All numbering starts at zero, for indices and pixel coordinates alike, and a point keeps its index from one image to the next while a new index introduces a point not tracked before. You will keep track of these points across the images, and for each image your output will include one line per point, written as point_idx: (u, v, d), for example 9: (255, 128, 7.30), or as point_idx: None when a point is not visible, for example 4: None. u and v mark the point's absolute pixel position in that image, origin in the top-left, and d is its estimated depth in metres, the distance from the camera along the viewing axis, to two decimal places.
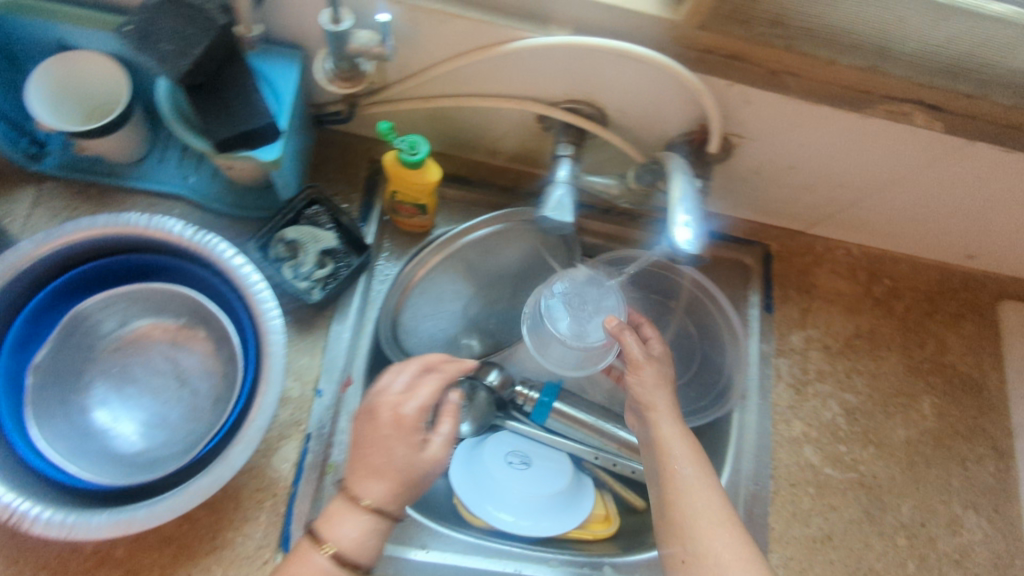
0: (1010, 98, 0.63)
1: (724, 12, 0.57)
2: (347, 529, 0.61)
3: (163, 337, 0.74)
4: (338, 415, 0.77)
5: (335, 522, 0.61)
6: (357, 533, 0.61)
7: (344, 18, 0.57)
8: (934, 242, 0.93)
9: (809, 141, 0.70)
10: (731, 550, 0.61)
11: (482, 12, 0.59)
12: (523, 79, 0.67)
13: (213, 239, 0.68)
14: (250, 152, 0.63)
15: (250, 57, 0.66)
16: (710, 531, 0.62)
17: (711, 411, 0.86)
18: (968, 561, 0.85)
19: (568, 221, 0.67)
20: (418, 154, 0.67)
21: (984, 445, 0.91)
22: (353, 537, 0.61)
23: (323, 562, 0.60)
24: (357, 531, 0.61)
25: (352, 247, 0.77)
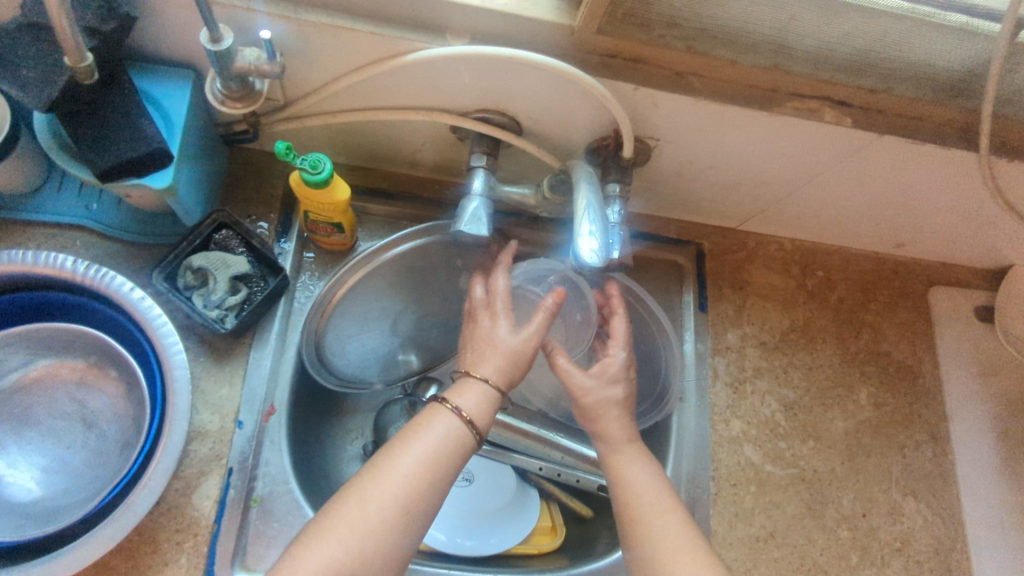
0: (913, 91, 0.63)
1: (620, 16, 0.57)
2: (465, 396, 0.62)
3: (71, 377, 0.70)
4: (261, 445, 0.74)
5: (455, 389, 0.63)
6: (476, 400, 0.62)
7: (224, 37, 0.54)
8: (863, 233, 0.93)
9: (724, 142, 0.70)
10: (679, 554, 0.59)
11: (373, 25, 0.57)
12: (427, 90, 0.65)
13: (110, 274, 0.65)
14: (139, 179, 0.60)
15: (136, 78, 0.62)
16: (641, 539, 0.61)
17: (651, 415, 0.86)
18: (910, 549, 0.85)
19: (483, 233, 0.66)
20: (322, 173, 0.64)
21: (922, 431, 0.91)
22: (480, 395, 0.62)
23: (453, 418, 0.61)
24: (475, 396, 0.62)
25: (268, 270, 0.74)
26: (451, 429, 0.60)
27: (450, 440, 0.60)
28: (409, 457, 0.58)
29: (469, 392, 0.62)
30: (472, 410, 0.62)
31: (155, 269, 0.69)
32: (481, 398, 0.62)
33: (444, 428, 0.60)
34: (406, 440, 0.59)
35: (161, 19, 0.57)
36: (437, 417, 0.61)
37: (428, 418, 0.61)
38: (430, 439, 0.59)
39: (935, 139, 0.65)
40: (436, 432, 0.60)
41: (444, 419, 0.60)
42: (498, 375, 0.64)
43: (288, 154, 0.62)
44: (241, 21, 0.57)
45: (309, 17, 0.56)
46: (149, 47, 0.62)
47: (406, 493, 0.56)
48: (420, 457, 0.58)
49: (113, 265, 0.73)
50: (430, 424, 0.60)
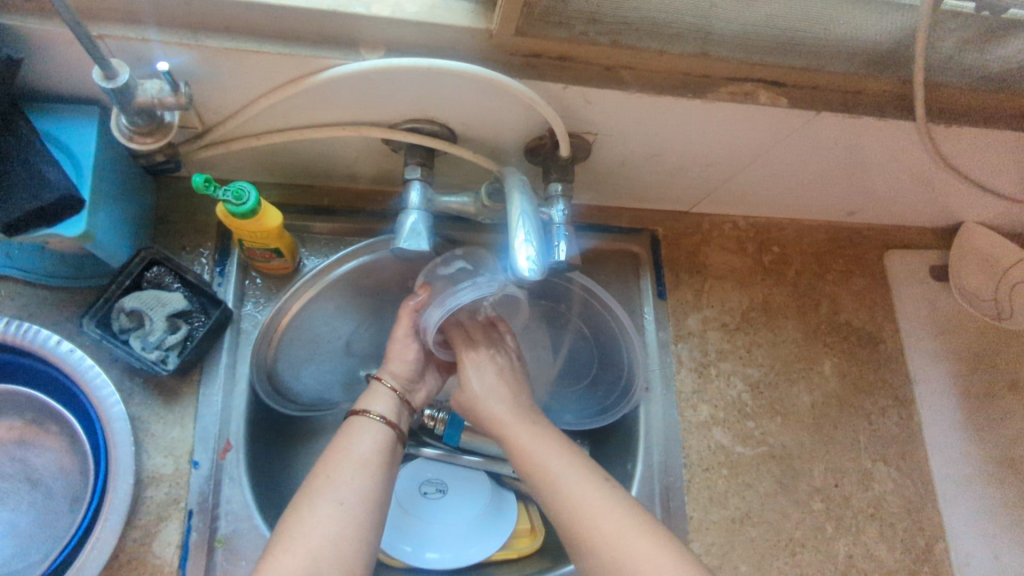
0: (845, 66, 0.62)
1: (537, 16, 0.54)
2: (377, 403, 0.69)
3: (9, 438, 0.67)
4: (220, 485, 0.69)
5: (368, 399, 0.70)
6: (388, 402, 0.70)
7: (120, 72, 0.51)
8: (816, 204, 0.92)
9: (662, 131, 0.68)
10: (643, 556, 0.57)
11: (281, 45, 0.54)
12: (350, 105, 0.62)
13: (35, 330, 0.64)
14: (51, 229, 0.57)
15: (38, 120, 0.59)
16: None
17: (618, 409, 0.83)
18: (882, 513, 0.85)
19: (424, 248, 0.63)
20: (247, 202, 0.62)
21: (887, 395, 0.91)
22: (391, 397, 0.70)
23: (375, 422, 0.66)
24: (388, 398, 0.70)
25: (208, 302, 0.71)
26: (375, 431, 0.65)
27: (378, 441, 0.64)
28: (344, 461, 0.61)
29: (380, 398, 0.70)
30: (386, 411, 0.68)
31: (84, 315, 0.65)
32: (390, 400, 0.70)
33: (369, 433, 0.65)
34: (334, 450, 0.63)
35: (53, 56, 0.54)
36: (359, 425, 0.66)
37: (351, 428, 0.65)
38: (358, 445, 0.63)
39: (872, 112, 0.64)
40: (363, 437, 0.64)
41: (368, 425, 0.66)
42: (398, 379, 0.73)
43: (207, 187, 0.59)
44: (139, 52, 0.54)
45: (210, 42, 0.53)
46: (49, 84, 0.58)
47: (352, 491, 0.59)
48: (355, 461, 0.61)
49: (41, 313, 0.69)
50: (354, 433, 0.65)
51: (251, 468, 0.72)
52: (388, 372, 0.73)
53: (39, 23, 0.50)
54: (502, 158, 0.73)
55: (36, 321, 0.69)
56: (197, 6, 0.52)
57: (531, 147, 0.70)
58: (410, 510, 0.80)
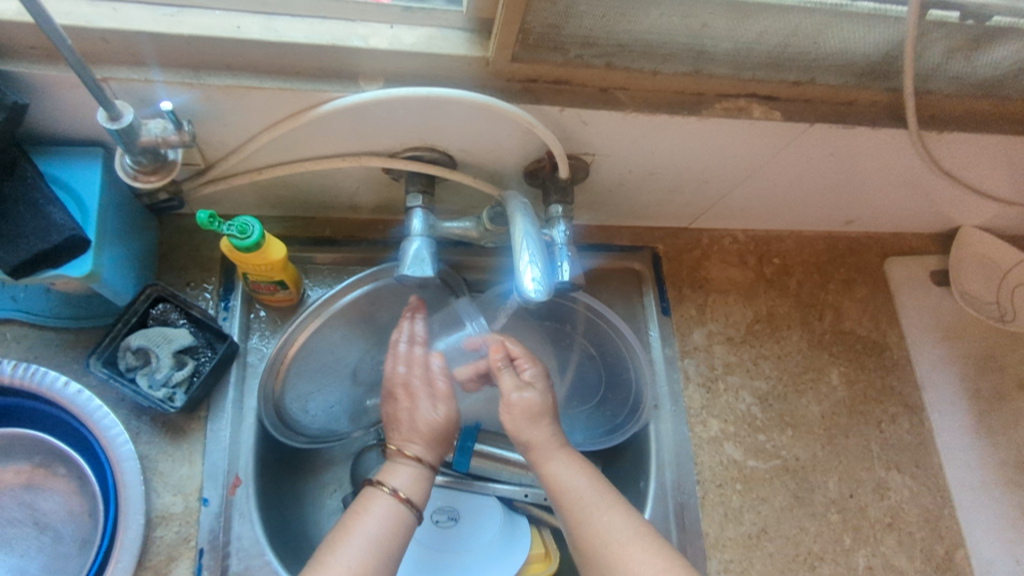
0: (836, 78, 0.63)
1: (531, 41, 0.55)
2: (400, 476, 0.64)
3: (16, 481, 0.67)
4: (230, 522, 0.68)
5: (392, 467, 0.65)
6: (410, 476, 0.65)
7: (124, 114, 0.51)
8: (815, 215, 0.93)
9: (659, 149, 0.69)
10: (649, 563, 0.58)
11: (281, 80, 0.55)
12: (350, 136, 0.63)
13: (44, 371, 0.64)
14: (57, 270, 0.57)
15: (43, 163, 0.60)
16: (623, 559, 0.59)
17: (628, 427, 0.82)
18: (900, 522, 0.84)
19: (429, 273, 0.64)
20: (251, 236, 0.63)
21: (896, 403, 0.91)
22: (418, 472, 0.65)
23: (391, 503, 0.62)
24: (413, 471, 0.65)
25: (214, 337, 0.71)
26: (390, 513, 0.62)
27: (392, 528, 0.61)
28: (355, 549, 0.58)
29: (405, 471, 0.65)
30: (407, 487, 0.64)
31: (90, 355, 0.64)
32: (415, 474, 0.65)
33: (384, 515, 0.61)
34: (343, 533, 0.59)
35: (57, 100, 0.54)
36: (375, 504, 0.62)
37: (366, 506, 0.62)
38: (371, 529, 0.60)
39: (865, 122, 0.65)
40: (376, 521, 0.61)
41: (382, 506, 0.62)
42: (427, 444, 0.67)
43: (212, 223, 0.59)
44: (142, 93, 0.55)
45: (212, 81, 0.54)
46: (53, 127, 0.59)
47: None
48: (367, 551, 0.58)
49: (46, 354, 0.69)
50: (366, 512, 0.61)
51: (261, 503, 0.71)
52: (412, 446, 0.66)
53: (46, 69, 0.51)
54: (501, 182, 0.74)
55: (42, 362, 0.69)
56: (198, 45, 0.53)
57: (530, 170, 0.70)
58: (421, 540, 0.79)
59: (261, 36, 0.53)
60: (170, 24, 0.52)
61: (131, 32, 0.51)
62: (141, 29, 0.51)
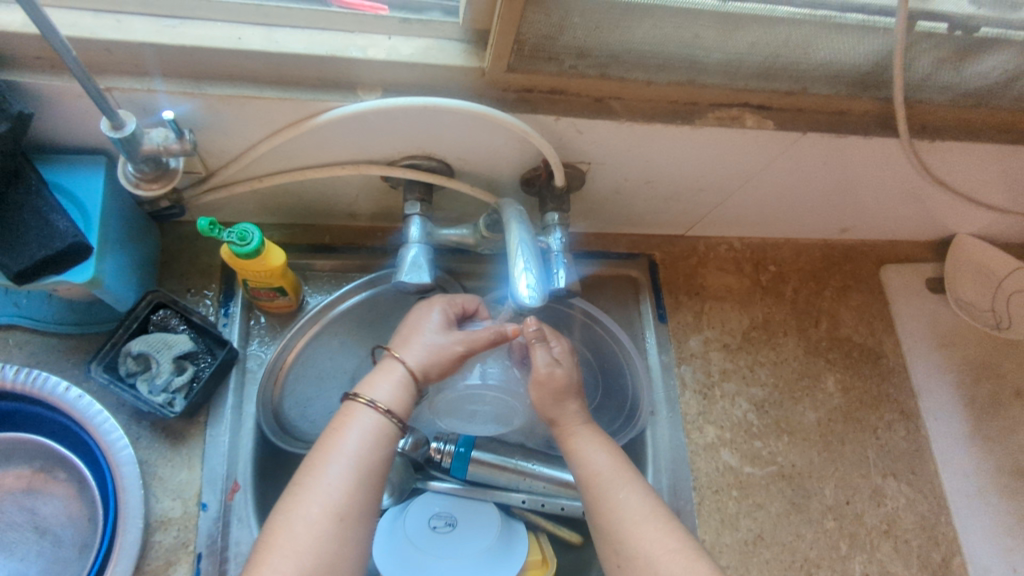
0: (828, 88, 0.64)
1: (526, 52, 0.56)
2: (381, 388, 0.64)
3: (16, 486, 0.67)
4: (229, 527, 0.68)
5: (374, 378, 0.65)
6: (394, 386, 0.64)
7: (127, 123, 0.52)
8: (811, 223, 0.94)
9: (654, 158, 0.70)
10: (660, 545, 0.59)
11: (282, 90, 0.56)
12: (350, 145, 0.64)
13: (45, 376, 0.65)
14: (59, 276, 0.58)
15: (47, 171, 0.61)
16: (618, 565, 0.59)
17: (627, 431, 0.82)
18: (896, 529, 0.84)
19: (426, 280, 0.64)
20: (251, 243, 0.64)
21: (892, 410, 0.91)
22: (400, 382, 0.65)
23: (374, 416, 0.62)
24: (397, 381, 0.65)
25: (213, 343, 0.71)
26: (373, 426, 0.61)
27: (374, 440, 0.61)
28: (338, 463, 0.58)
29: (389, 381, 0.65)
30: (391, 400, 0.64)
31: (92, 361, 0.65)
32: (400, 384, 0.65)
33: (366, 427, 0.61)
34: (324, 449, 0.59)
35: (61, 109, 0.56)
36: (356, 418, 0.62)
37: (346, 421, 0.61)
38: (352, 441, 0.60)
39: (856, 131, 0.66)
40: (358, 432, 0.61)
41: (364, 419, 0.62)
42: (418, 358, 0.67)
43: (212, 229, 0.60)
44: (145, 102, 0.56)
45: (214, 90, 0.55)
46: (57, 136, 0.60)
47: (349, 499, 0.57)
48: (352, 465, 0.58)
49: (48, 360, 0.70)
50: (347, 427, 0.61)
51: (259, 509, 0.71)
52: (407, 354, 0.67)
53: (51, 79, 0.52)
54: (498, 190, 0.75)
55: (43, 368, 0.70)
56: (200, 56, 0.54)
57: (526, 179, 0.71)
58: (417, 546, 0.79)
59: (262, 47, 0.54)
60: (173, 35, 0.53)
61: (135, 43, 0.52)
62: (145, 40, 0.52)
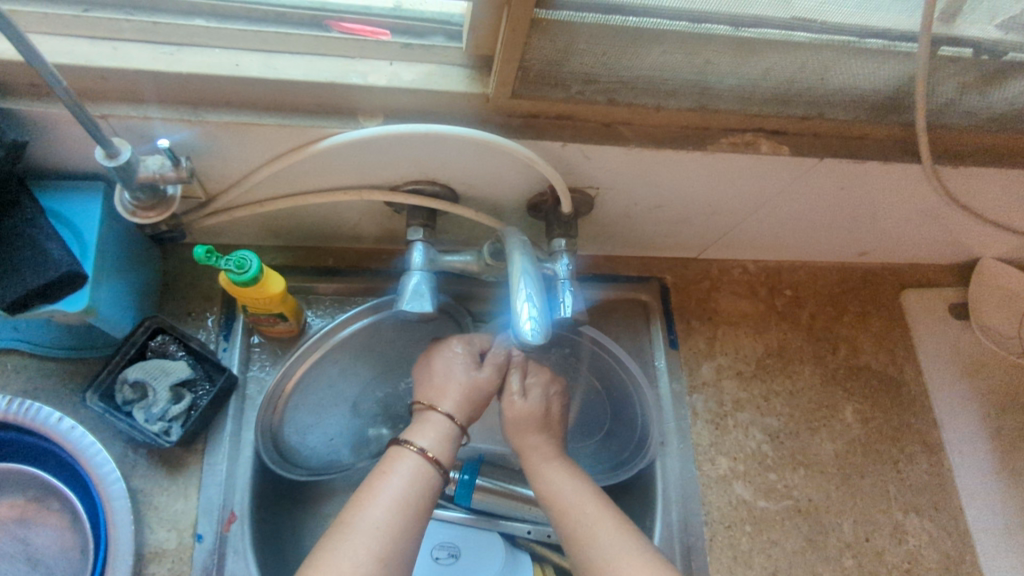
0: (846, 113, 0.61)
1: (531, 78, 0.54)
2: (426, 436, 0.63)
3: (10, 515, 0.66)
4: (223, 559, 0.66)
5: (418, 426, 0.64)
6: (437, 434, 0.64)
7: (121, 150, 0.51)
8: (828, 247, 0.91)
9: (665, 183, 0.67)
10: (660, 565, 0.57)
11: (280, 117, 0.55)
12: (351, 171, 0.62)
13: (37, 407, 0.64)
14: (52, 305, 0.57)
15: (44, 197, 0.60)
16: None
17: (634, 462, 0.80)
18: (918, 568, 0.81)
19: (428, 309, 0.62)
20: (248, 271, 0.62)
21: (914, 441, 0.87)
22: (443, 431, 0.64)
23: (419, 460, 0.61)
24: (439, 429, 0.64)
25: (213, 369, 0.70)
26: (419, 471, 0.60)
27: (419, 486, 0.59)
28: (388, 510, 0.56)
29: (429, 429, 0.64)
30: (434, 444, 0.63)
31: (87, 389, 0.64)
32: (442, 433, 0.64)
33: (413, 473, 0.60)
34: (370, 496, 0.58)
35: (58, 135, 0.55)
36: (402, 462, 0.61)
37: (394, 465, 0.60)
38: (400, 488, 0.58)
39: (876, 157, 0.64)
40: (406, 480, 0.59)
41: (412, 465, 0.60)
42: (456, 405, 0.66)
43: (209, 257, 0.59)
44: (141, 130, 0.55)
45: (212, 117, 0.53)
46: (54, 161, 0.59)
47: (394, 544, 0.55)
48: (398, 512, 0.57)
49: (44, 386, 0.69)
50: (395, 471, 0.60)
51: (255, 540, 0.69)
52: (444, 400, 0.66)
53: (45, 106, 0.51)
54: (504, 215, 0.73)
55: (39, 393, 0.69)
56: (198, 83, 0.53)
57: (533, 204, 0.70)
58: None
59: (260, 74, 0.53)
60: (170, 62, 0.52)
61: (131, 70, 0.51)
62: (141, 67, 0.51)
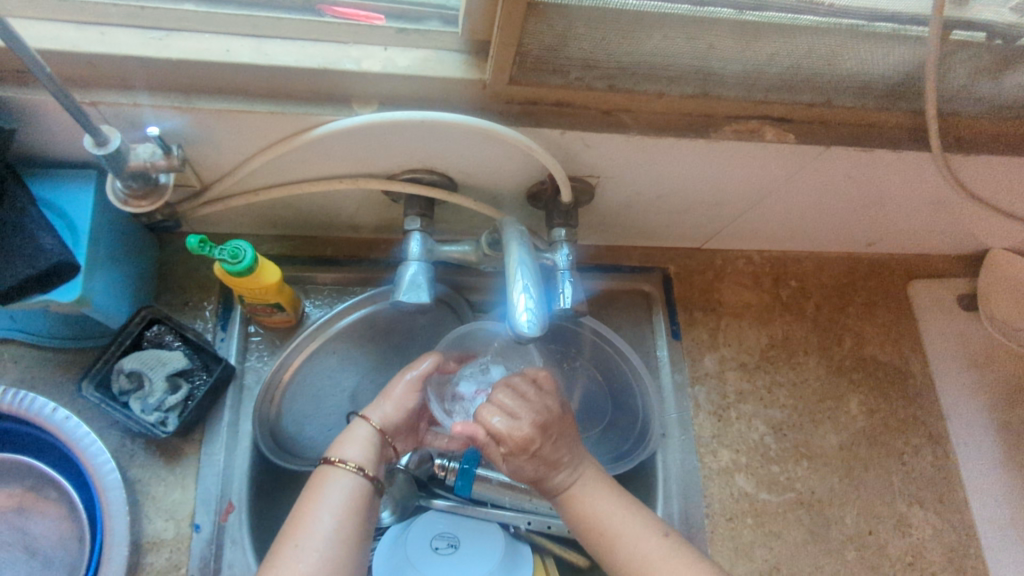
0: (853, 100, 0.60)
1: (529, 64, 0.53)
2: (352, 449, 0.62)
3: (8, 505, 0.66)
4: (221, 549, 0.66)
5: (342, 441, 0.62)
6: (365, 446, 0.62)
7: (111, 139, 0.50)
8: (835, 236, 0.89)
9: (667, 172, 0.66)
10: None
11: (272, 104, 0.53)
12: (347, 159, 0.61)
13: (31, 397, 0.63)
14: (45, 296, 0.56)
15: (36, 186, 0.59)
16: None
17: (636, 454, 0.78)
18: (922, 562, 0.80)
19: (425, 300, 0.61)
20: (243, 260, 0.61)
21: (919, 434, 0.86)
22: (370, 443, 0.63)
23: (349, 477, 0.59)
24: (366, 441, 0.62)
25: (210, 360, 0.69)
26: (344, 487, 0.59)
27: (345, 501, 0.58)
28: (312, 528, 0.55)
29: (358, 443, 0.62)
30: (361, 458, 0.61)
31: (82, 379, 0.64)
32: (368, 445, 0.62)
33: (336, 488, 0.58)
34: (296, 518, 0.56)
35: (47, 123, 0.54)
36: (330, 483, 0.59)
37: (319, 487, 0.59)
38: (324, 505, 0.57)
39: (884, 145, 0.62)
40: (330, 495, 0.58)
41: (335, 479, 0.59)
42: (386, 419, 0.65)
43: (203, 247, 0.58)
44: (131, 117, 0.54)
45: (203, 104, 0.52)
46: (46, 149, 0.59)
47: (322, 561, 0.53)
48: (323, 527, 0.55)
49: (42, 376, 0.68)
50: (320, 492, 0.58)
51: (254, 530, 0.69)
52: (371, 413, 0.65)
53: (33, 94, 0.50)
54: (504, 204, 0.72)
55: (37, 383, 0.68)
56: (187, 69, 0.52)
57: (532, 193, 0.68)
58: (420, 568, 0.74)
59: (251, 59, 0.52)
60: (158, 48, 0.51)
61: (120, 56, 0.50)
62: (129, 53, 0.50)
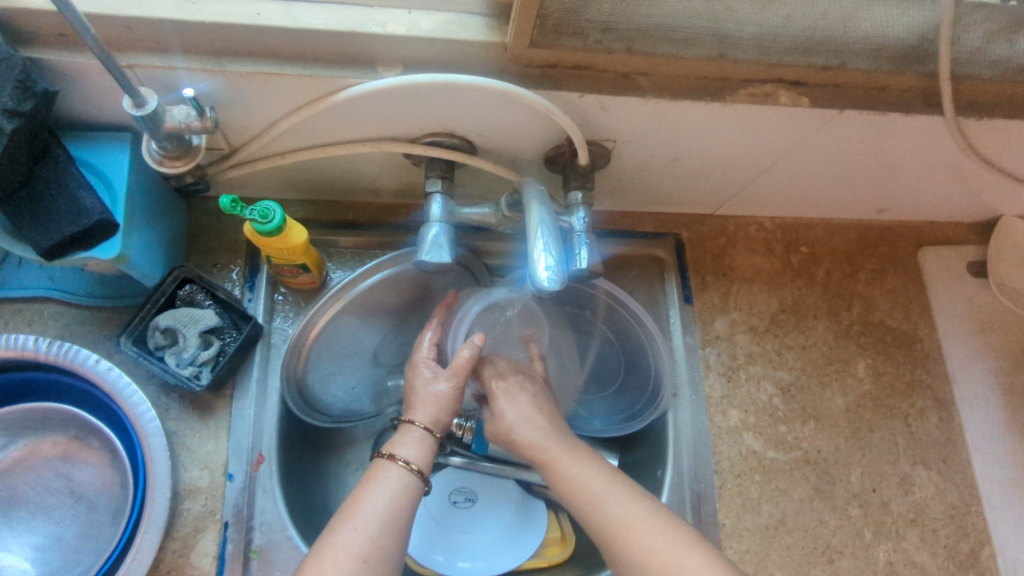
0: (868, 63, 0.61)
1: (549, 27, 0.54)
2: (406, 447, 0.65)
3: (53, 453, 0.70)
4: (254, 496, 0.70)
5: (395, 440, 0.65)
6: (418, 447, 0.65)
7: (148, 100, 0.52)
8: (847, 202, 0.90)
9: (683, 136, 0.67)
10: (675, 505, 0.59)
11: (301, 66, 0.55)
12: (372, 123, 0.63)
13: (74, 349, 0.67)
14: (87, 252, 0.59)
15: (74, 147, 0.62)
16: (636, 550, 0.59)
17: (647, 414, 0.81)
18: (923, 518, 0.83)
19: (447, 259, 0.63)
20: (273, 220, 0.64)
21: (925, 397, 0.88)
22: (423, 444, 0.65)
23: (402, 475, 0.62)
24: (420, 443, 0.65)
25: (239, 318, 0.72)
26: (399, 482, 0.62)
27: (402, 497, 0.61)
28: (367, 518, 0.58)
29: (411, 442, 0.65)
30: (415, 458, 0.64)
31: (121, 334, 0.67)
32: (421, 445, 0.65)
33: (393, 485, 0.61)
34: (352, 504, 0.59)
35: (85, 85, 0.56)
36: (387, 476, 0.62)
37: (376, 479, 0.62)
38: (379, 498, 0.60)
39: (898, 110, 0.63)
40: (385, 490, 0.61)
41: (393, 476, 0.62)
42: (432, 419, 0.67)
43: (235, 207, 0.60)
44: (165, 79, 0.56)
45: (234, 67, 0.54)
46: (84, 112, 0.61)
47: (378, 549, 0.56)
48: (379, 517, 0.58)
49: (80, 332, 0.72)
50: (377, 484, 0.61)
51: (283, 480, 0.73)
52: (420, 414, 0.67)
53: (72, 56, 0.52)
54: (523, 167, 0.74)
55: (75, 339, 0.72)
56: (221, 32, 0.53)
57: (550, 157, 0.70)
58: (439, 521, 0.79)
59: (282, 23, 0.53)
60: (192, 12, 0.53)
61: (156, 20, 0.52)
62: (165, 17, 0.52)
